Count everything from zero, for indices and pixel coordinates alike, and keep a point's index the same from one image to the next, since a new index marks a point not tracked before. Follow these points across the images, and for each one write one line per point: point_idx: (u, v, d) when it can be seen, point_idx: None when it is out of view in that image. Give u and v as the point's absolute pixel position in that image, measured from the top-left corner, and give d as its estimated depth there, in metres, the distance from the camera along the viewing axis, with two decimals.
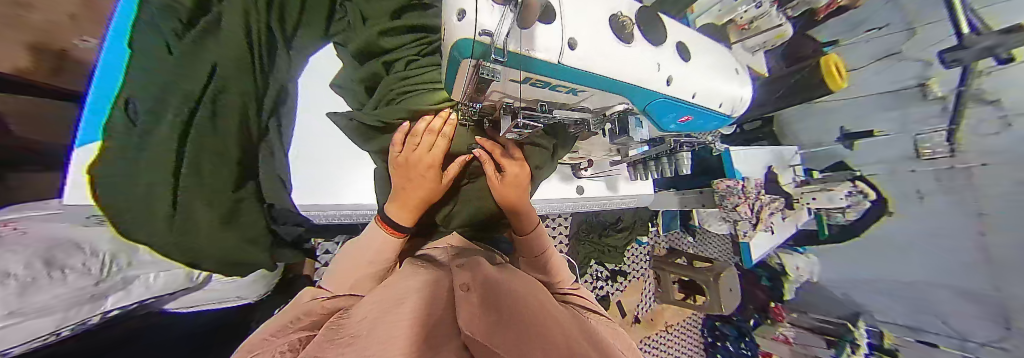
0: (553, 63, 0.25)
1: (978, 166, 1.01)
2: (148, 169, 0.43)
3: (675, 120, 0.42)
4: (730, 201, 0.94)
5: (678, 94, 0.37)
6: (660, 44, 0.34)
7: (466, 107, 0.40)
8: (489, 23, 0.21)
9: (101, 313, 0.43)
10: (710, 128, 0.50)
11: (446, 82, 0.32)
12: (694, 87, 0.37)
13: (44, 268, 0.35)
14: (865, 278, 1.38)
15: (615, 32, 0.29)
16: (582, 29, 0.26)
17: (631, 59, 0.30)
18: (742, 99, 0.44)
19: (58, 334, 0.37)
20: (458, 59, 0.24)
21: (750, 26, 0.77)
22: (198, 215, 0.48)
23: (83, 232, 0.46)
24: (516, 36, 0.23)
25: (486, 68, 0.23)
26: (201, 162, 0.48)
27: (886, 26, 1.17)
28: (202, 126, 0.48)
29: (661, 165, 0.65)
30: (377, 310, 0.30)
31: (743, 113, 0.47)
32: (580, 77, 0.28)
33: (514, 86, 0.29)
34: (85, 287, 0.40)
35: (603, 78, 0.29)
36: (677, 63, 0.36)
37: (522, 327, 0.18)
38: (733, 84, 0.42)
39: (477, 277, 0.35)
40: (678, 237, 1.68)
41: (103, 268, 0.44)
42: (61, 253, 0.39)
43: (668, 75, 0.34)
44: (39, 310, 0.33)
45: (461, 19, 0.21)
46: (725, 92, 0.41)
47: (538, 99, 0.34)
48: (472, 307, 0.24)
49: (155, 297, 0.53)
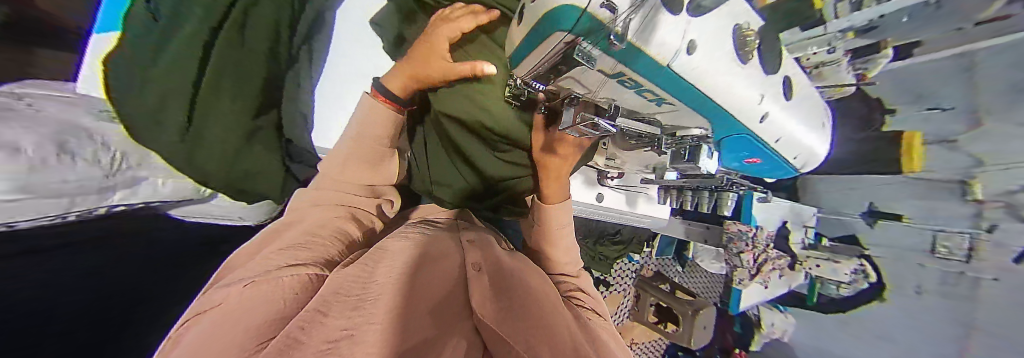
0: (661, 68, 0.21)
1: (990, 279, 0.99)
2: (167, 72, 0.43)
3: (740, 158, 0.39)
4: (736, 245, 0.93)
5: (765, 134, 0.33)
6: (772, 73, 0.30)
7: (523, 84, 0.36)
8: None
9: (105, 207, 0.46)
10: (769, 175, 0.47)
11: (515, 53, 0.28)
12: (782, 132, 0.34)
13: (58, 150, 0.36)
14: (835, 350, 1.40)
15: (738, 48, 0.25)
16: (710, 29, 0.22)
17: (743, 84, 0.26)
18: (815, 155, 0.41)
19: (60, 218, 0.39)
20: (551, 29, 0.20)
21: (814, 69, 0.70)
22: (209, 130, 0.49)
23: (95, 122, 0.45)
24: (648, 16, 0.17)
25: (582, 49, 0.20)
26: (222, 77, 0.50)
27: (952, 108, 1.06)
28: (228, 40, 0.49)
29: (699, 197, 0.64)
30: (389, 274, 0.27)
31: (807, 170, 0.44)
32: (683, 92, 0.24)
33: (596, 76, 0.25)
34: (94, 177, 0.41)
35: (701, 97, 0.25)
36: (780, 101, 0.32)
37: (532, 327, 0.19)
38: (818, 136, 0.39)
39: (488, 257, 0.34)
40: (669, 264, 1.68)
41: (115, 162, 0.45)
42: (73, 138, 0.39)
43: (767, 112, 0.30)
44: (48, 192, 0.35)
45: None
46: (805, 145, 0.38)
47: (611, 100, 0.32)
48: (484, 288, 0.24)
49: (163, 200, 0.56)
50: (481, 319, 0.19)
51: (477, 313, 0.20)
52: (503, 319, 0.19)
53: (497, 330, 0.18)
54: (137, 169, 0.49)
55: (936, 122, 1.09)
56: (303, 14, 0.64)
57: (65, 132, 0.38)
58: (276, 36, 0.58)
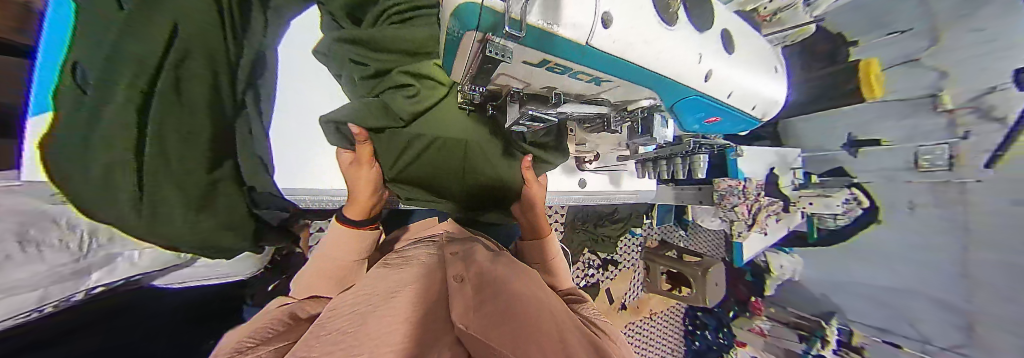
0: (581, 44, 0.21)
1: (974, 182, 1.03)
2: (104, 146, 0.38)
3: (700, 120, 0.39)
4: (729, 200, 0.93)
5: (713, 92, 0.33)
6: (705, 30, 0.30)
7: (466, 91, 0.35)
8: None
9: (85, 290, 0.45)
10: (734, 131, 0.47)
11: (444, 62, 0.28)
12: (731, 86, 0.34)
13: (20, 244, 0.34)
14: (845, 280, 1.41)
15: (661, 12, 0.25)
16: (620, 1, 0.22)
17: (673, 46, 0.26)
18: (775, 101, 0.41)
19: (40, 310, 0.38)
20: (461, 31, 0.20)
21: (773, 17, 0.72)
22: (170, 196, 0.44)
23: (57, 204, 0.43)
24: (544, 6, 0.18)
25: (494, 45, 0.19)
26: (167, 139, 0.43)
27: (910, 30, 1.11)
28: (176, 98, 0.44)
29: (674, 165, 0.63)
30: (366, 305, 0.25)
31: (772, 117, 0.44)
32: (608, 65, 0.24)
33: (526, 69, 0.25)
34: (64, 263, 0.40)
35: (631, 68, 0.25)
36: (720, 55, 0.32)
37: (509, 319, 0.18)
38: (770, 83, 0.39)
39: (473, 268, 0.33)
40: (671, 230, 1.70)
41: (84, 244, 0.44)
42: (36, 226, 0.37)
43: (708, 69, 0.31)
44: (14, 289, 0.33)
45: None
46: (761, 94, 0.38)
47: (553, 88, 0.31)
48: (467, 298, 0.23)
49: (143, 273, 0.54)
50: (463, 329, 0.16)
51: (460, 325, 0.17)
52: (486, 324, 0.17)
53: (468, 328, 0.16)
54: (109, 247, 0.47)
55: (897, 43, 1.15)
56: (244, 48, 0.56)
57: (31, 222, 0.37)
58: (219, 81, 0.51)
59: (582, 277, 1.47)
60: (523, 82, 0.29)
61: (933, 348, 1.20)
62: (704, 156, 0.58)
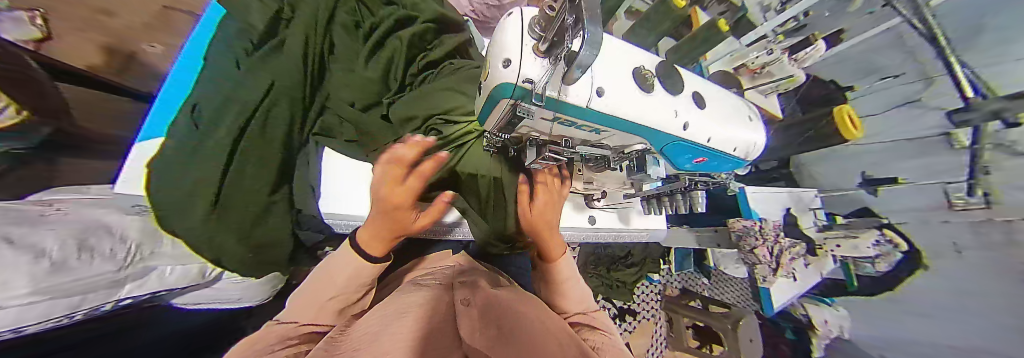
0: (582, 106, 0.27)
1: (1020, 219, 0.90)
2: (200, 166, 0.44)
3: (690, 160, 0.43)
4: (747, 242, 0.91)
5: (696, 137, 0.39)
6: (677, 92, 0.37)
7: (493, 137, 0.41)
8: (532, 72, 0.24)
9: (113, 302, 0.46)
10: (724, 170, 0.51)
11: (479, 116, 0.34)
12: (709, 132, 0.40)
13: (78, 250, 0.40)
14: (903, 338, 1.23)
15: (638, 82, 0.32)
16: (610, 78, 0.29)
17: (653, 105, 0.32)
18: (755, 144, 0.46)
19: (68, 317, 0.39)
20: (498, 99, 0.27)
21: (761, 71, 0.81)
22: (233, 213, 0.47)
23: (109, 221, 0.50)
24: (557, 83, 0.25)
25: (523, 108, 0.25)
26: (245, 166, 0.48)
27: (903, 74, 1.14)
28: (266, 132, 0.50)
29: (676, 202, 0.64)
30: (376, 325, 0.28)
31: (757, 157, 0.48)
32: (606, 120, 0.30)
33: (541, 123, 0.32)
34: (106, 272, 0.44)
35: (624, 121, 0.31)
36: (695, 110, 0.38)
37: (507, 337, 0.21)
38: (746, 128, 0.44)
39: (479, 293, 0.35)
40: (693, 277, 1.61)
41: (128, 256, 0.49)
42: (93, 237, 0.44)
43: (685, 121, 0.36)
44: (63, 290, 0.36)
45: (506, 66, 0.24)
46: (739, 138, 0.43)
47: (564, 136, 0.37)
48: (472, 321, 0.25)
49: (168, 290, 0.55)
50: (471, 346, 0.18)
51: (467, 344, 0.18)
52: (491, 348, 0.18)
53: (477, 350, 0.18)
54: (148, 261, 0.52)
55: (894, 87, 1.17)
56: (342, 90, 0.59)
57: (88, 233, 0.44)
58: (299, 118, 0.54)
59: None
60: (540, 132, 0.36)
61: None
62: (701, 191, 0.59)
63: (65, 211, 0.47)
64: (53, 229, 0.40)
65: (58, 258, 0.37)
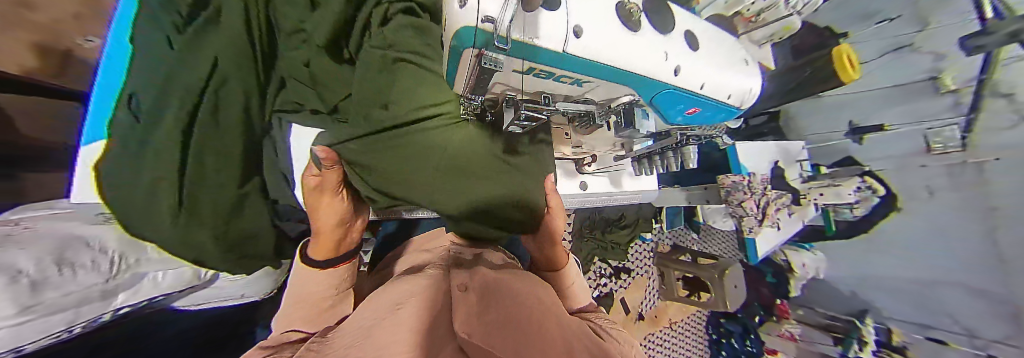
0: (559, 52, 0.24)
1: (992, 160, 1.00)
2: (150, 165, 0.38)
3: (682, 112, 0.41)
4: (735, 196, 0.95)
5: (688, 85, 0.36)
6: (668, 32, 0.33)
7: (466, 100, 0.38)
8: (492, 8, 0.20)
9: (112, 311, 0.47)
10: (717, 120, 0.49)
11: (446, 75, 0.31)
12: (703, 78, 0.37)
13: (57, 266, 0.38)
14: (870, 274, 1.36)
15: (623, 19, 0.28)
16: (589, 15, 0.25)
17: (639, 48, 0.29)
18: (751, 91, 0.44)
19: (69, 330, 0.41)
20: (460, 50, 0.23)
21: (756, 18, 0.74)
22: (203, 211, 0.42)
23: (82, 232, 0.47)
24: (521, 23, 0.21)
25: (488, 58, 0.22)
26: (204, 159, 0.42)
27: (897, 17, 1.13)
28: (218, 126, 0.43)
29: (667, 159, 0.63)
30: (371, 318, 0.28)
31: (751, 106, 0.46)
32: (586, 68, 0.27)
33: (517, 76, 0.29)
34: (94, 284, 0.43)
35: (606, 68, 0.28)
36: (687, 53, 0.35)
37: (507, 325, 0.21)
38: (741, 73, 0.41)
39: (475, 276, 0.36)
40: (683, 234, 1.68)
41: (111, 265, 0.47)
42: (68, 252, 0.41)
43: (677, 65, 0.33)
44: (53, 306, 0.36)
45: (462, 5, 0.19)
46: (735, 84, 0.41)
47: (542, 92, 0.35)
48: (469, 308, 0.26)
49: (165, 294, 0.57)
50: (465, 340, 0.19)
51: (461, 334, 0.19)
52: (490, 335, 0.20)
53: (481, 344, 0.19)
54: (134, 268, 0.51)
55: (883, 32, 1.18)
56: (298, 69, 0.50)
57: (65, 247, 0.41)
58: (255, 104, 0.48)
59: (595, 287, 1.43)
60: (515, 89, 0.33)
61: (982, 341, 1.10)
62: (693, 148, 0.58)
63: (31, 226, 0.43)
64: (28, 245, 0.37)
65: (37, 276, 0.35)
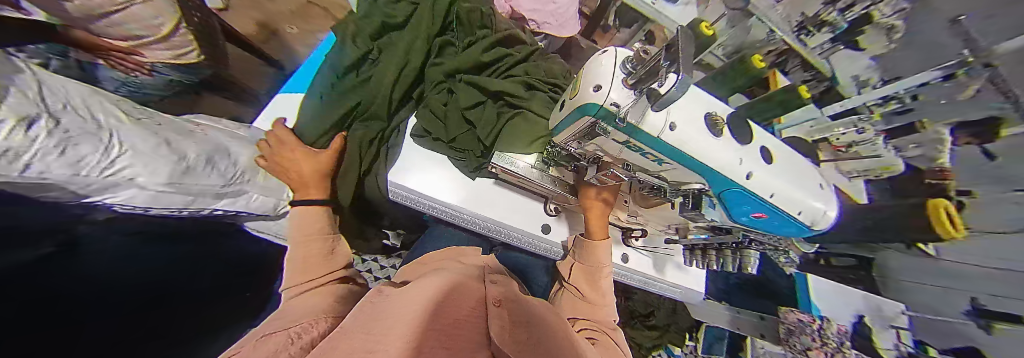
0: (654, 135, 0.31)
1: None
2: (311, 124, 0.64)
3: (747, 212, 0.41)
4: (797, 339, 0.86)
5: (756, 188, 0.37)
6: (746, 143, 0.37)
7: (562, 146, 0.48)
8: (618, 97, 0.29)
9: (211, 209, 0.58)
10: (783, 235, 0.45)
11: (557, 126, 0.43)
12: (772, 187, 0.37)
13: (206, 161, 0.53)
14: None
15: (708, 127, 0.34)
16: (682, 112, 0.32)
17: (718, 149, 0.34)
18: (825, 214, 0.40)
19: (180, 211, 0.53)
20: (583, 114, 0.33)
21: (848, 149, 0.68)
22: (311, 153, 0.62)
23: (232, 145, 0.61)
24: (637, 111, 0.29)
25: (601, 127, 0.33)
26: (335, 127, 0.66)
27: None
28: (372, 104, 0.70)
29: (723, 256, 0.57)
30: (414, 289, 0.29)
31: (827, 229, 0.41)
32: (670, 152, 0.34)
33: (612, 143, 0.37)
34: (213, 186, 0.54)
35: (684, 154, 0.33)
36: (761, 163, 0.37)
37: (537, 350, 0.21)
38: (818, 197, 0.39)
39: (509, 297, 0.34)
40: None
41: (234, 175, 0.59)
42: (218, 156, 0.56)
43: (748, 170, 0.36)
44: (184, 189, 0.49)
45: (596, 90, 0.30)
46: (806, 202, 0.39)
47: (624, 160, 0.42)
48: (501, 318, 0.26)
49: (246, 212, 0.65)
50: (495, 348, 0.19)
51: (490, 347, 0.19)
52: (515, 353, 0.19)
53: None
54: (246, 185, 0.62)
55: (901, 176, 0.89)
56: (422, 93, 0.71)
57: (216, 153, 0.56)
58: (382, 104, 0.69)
59: None
60: (606, 152, 0.41)
61: None
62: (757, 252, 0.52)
63: (208, 132, 0.60)
64: (196, 143, 0.53)
65: (191, 164, 0.50)
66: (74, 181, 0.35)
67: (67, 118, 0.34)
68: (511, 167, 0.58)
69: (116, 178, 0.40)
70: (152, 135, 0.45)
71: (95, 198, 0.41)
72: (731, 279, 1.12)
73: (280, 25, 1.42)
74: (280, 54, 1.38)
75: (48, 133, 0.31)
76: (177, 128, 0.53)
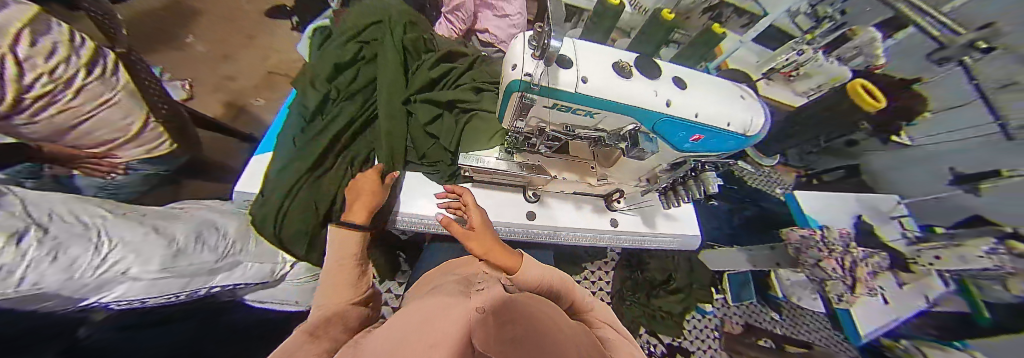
0: (572, 92, 0.38)
1: None
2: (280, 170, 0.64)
3: (687, 139, 0.44)
4: (809, 254, 0.85)
5: (682, 112, 0.41)
6: (657, 77, 0.42)
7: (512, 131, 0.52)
8: (529, 70, 0.38)
9: (206, 287, 0.56)
10: (731, 148, 0.47)
11: (501, 112, 0.49)
12: (693, 108, 0.41)
13: (195, 239, 0.53)
14: None
15: (617, 71, 0.40)
16: (591, 69, 0.39)
17: (632, 88, 0.39)
18: (753, 121, 0.44)
19: (176, 296, 0.52)
20: (512, 92, 0.40)
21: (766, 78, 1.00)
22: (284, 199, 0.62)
23: (222, 218, 0.64)
24: (547, 76, 0.37)
25: (528, 98, 0.39)
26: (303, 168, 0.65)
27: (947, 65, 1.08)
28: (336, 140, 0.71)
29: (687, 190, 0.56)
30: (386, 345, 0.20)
31: (766, 130, 0.45)
32: (597, 102, 0.39)
33: (547, 111, 0.44)
34: (206, 262, 0.54)
35: (604, 100, 0.39)
36: (677, 91, 0.42)
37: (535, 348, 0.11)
38: (738, 107, 0.44)
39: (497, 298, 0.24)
40: (756, 310, 1.22)
41: (225, 247, 0.59)
42: (204, 233, 0.56)
43: (667, 99, 0.41)
44: (181, 271, 0.49)
45: (514, 69, 0.38)
46: (731, 113, 0.43)
47: (566, 124, 0.47)
48: (485, 324, 0.16)
49: (244, 284, 0.63)
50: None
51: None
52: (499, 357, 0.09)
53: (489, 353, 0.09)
54: (239, 256, 0.62)
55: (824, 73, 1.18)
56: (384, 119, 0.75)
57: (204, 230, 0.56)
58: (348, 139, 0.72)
59: None
60: (546, 122, 0.47)
61: None
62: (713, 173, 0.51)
63: (194, 212, 0.61)
64: (184, 224, 0.54)
65: (182, 247, 0.50)
66: (67, 286, 0.35)
67: (53, 226, 0.36)
68: (478, 164, 0.57)
69: (107, 273, 0.40)
70: (140, 226, 0.47)
71: (92, 298, 0.41)
72: (734, 221, 1.20)
73: (247, 100, 1.45)
74: (251, 125, 1.40)
75: (37, 243, 0.32)
76: (164, 215, 0.55)
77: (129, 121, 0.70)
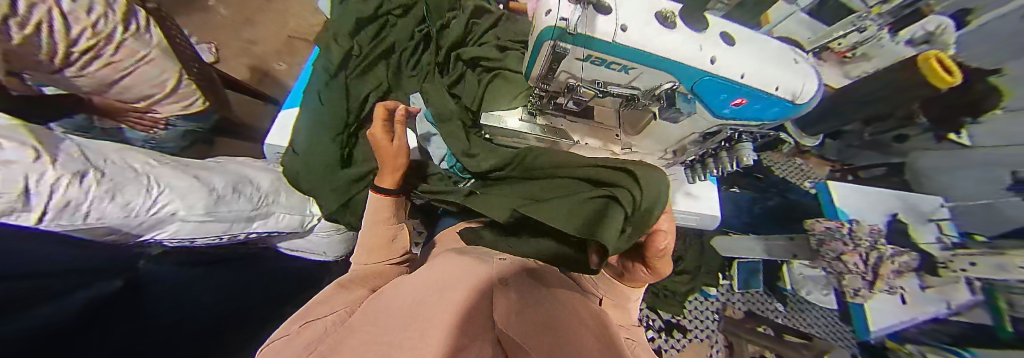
0: (610, 42, 0.36)
1: None
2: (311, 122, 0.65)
3: (727, 103, 0.42)
4: (830, 248, 0.81)
5: (728, 72, 0.38)
6: (703, 31, 0.39)
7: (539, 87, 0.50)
8: (565, 14, 0.34)
9: (245, 232, 0.62)
10: (772, 116, 0.44)
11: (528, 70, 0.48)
12: (742, 67, 0.38)
13: (233, 188, 0.58)
14: None
15: (660, 22, 0.37)
16: (631, 17, 0.36)
17: (674, 41, 0.37)
18: (807, 85, 0.41)
19: (219, 237, 0.58)
20: (543, 40, 0.39)
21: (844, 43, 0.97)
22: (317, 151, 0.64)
23: (252, 171, 0.67)
24: (584, 23, 0.35)
25: (560, 46, 0.37)
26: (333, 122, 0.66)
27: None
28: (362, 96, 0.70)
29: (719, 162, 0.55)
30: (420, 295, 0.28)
31: (818, 95, 0.41)
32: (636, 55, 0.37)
33: (579, 65, 0.42)
34: (242, 211, 0.58)
35: (643, 54, 0.37)
36: (723, 48, 0.39)
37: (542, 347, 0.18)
38: (790, 70, 0.40)
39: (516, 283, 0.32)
40: (760, 299, 1.16)
41: (260, 197, 0.63)
42: (241, 185, 0.60)
43: (711, 55, 0.38)
44: (221, 216, 0.54)
45: (548, 15, 0.36)
46: (781, 75, 0.39)
47: (597, 80, 0.45)
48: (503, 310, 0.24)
49: (278, 231, 0.69)
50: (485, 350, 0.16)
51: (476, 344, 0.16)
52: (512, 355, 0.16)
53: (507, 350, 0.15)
54: (272, 208, 0.66)
55: (883, 56, 1.10)
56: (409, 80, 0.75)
57: (240, 182, 0.60)
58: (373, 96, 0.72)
59: None
60: (577, 78, 0.45)
61: None
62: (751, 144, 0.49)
63: (227, 165, 0.65)
64: (226, 176, 0.59)
65: (221, 194, 0.55)
66: (127, 222, 0.40)
67: (108, 169, 0.39)
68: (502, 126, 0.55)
69: (161, 215, 0.44)
70: (184, 173, 0.51)
71: (149, 235, 0.46)
72: (755, 210, 1.16)
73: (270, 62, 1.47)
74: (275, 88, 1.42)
75: (97, 184, 0.36)
76: (204, 166, 0.59)
77: (165, 77, 0.73)
